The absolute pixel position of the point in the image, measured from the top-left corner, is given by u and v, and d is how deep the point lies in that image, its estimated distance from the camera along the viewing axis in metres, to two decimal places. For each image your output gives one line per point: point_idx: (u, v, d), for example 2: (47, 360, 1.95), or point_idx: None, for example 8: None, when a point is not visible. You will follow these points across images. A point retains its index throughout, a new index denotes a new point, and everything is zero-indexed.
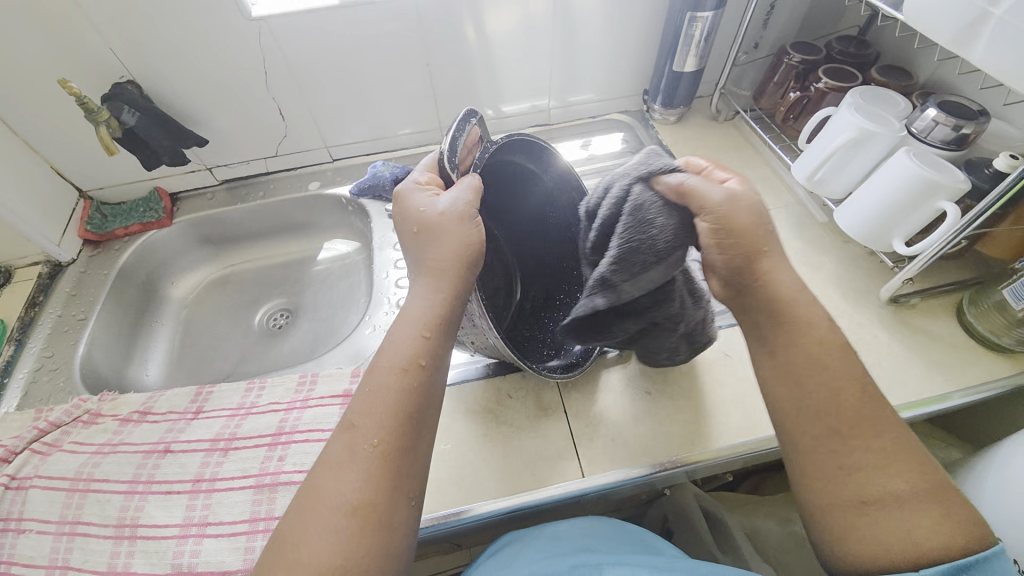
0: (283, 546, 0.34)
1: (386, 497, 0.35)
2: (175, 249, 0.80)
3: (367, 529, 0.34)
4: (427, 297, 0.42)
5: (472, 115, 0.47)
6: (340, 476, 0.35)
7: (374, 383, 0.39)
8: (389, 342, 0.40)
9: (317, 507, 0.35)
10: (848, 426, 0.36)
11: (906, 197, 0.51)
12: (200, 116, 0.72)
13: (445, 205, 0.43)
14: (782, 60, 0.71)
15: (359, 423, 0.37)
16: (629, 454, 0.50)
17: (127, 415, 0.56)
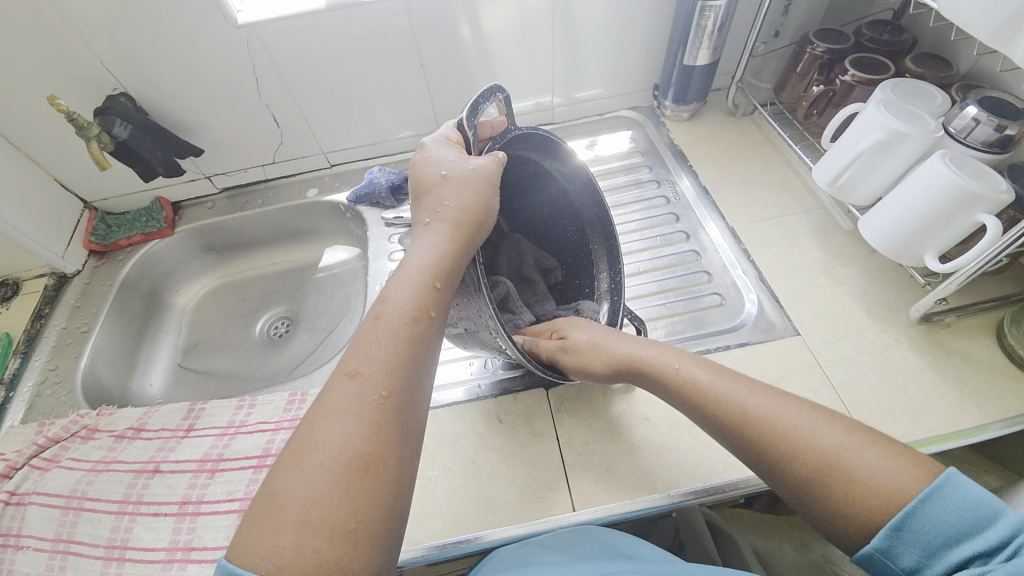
0: (276, 506, 0.29)
1: (393, 452, 0.32)
2: (178, 258, 0.80)
3: (375, 484, 0.31)
4: (436, 249, 0.40)
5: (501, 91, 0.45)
6: (342, 427, 0.32)
7: (379, 332, 0.36)
8: (395, 291, 0.38)
9: (316, 461, 0.30)
10: (749, 428, 0.36)
11: (940, 208, 0.45)
12: (194, 125, 0.71)
13: (475, 164, 0.43)
14: (804, 50, 0.64)
15: (364, 372, 0.34)
16: (624, 487, 0.47)
17: (122, 432, 0.56)
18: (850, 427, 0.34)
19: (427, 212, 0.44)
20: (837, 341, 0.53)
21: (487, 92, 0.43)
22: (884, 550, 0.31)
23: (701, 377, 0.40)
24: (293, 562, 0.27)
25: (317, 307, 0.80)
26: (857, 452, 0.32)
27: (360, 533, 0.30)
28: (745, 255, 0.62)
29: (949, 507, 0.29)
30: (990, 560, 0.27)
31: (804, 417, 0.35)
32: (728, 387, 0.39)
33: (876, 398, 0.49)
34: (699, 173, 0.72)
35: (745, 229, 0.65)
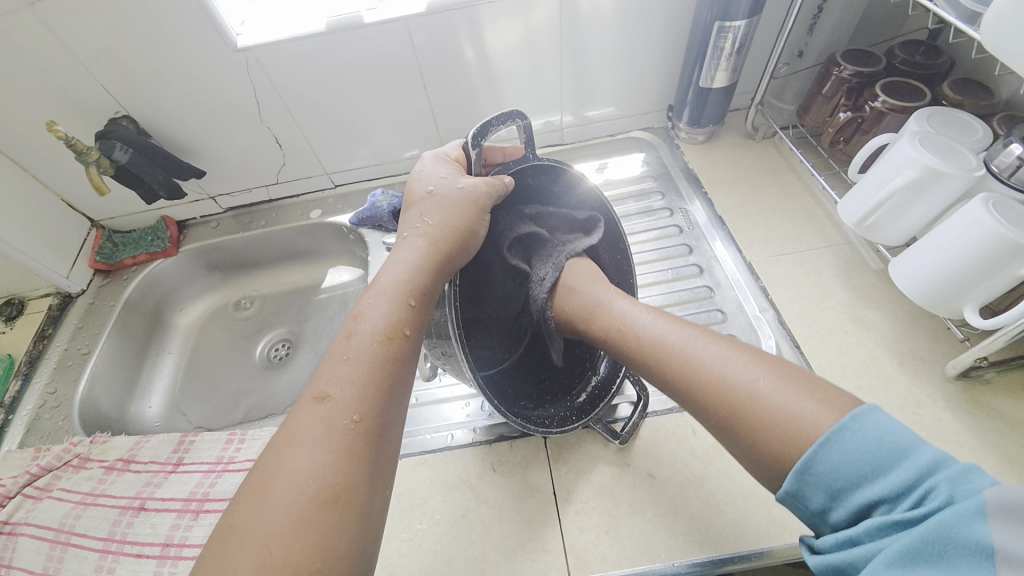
0: (232, 546, 0.25)
1: (365, 479, 0.29)
2: (182, 278, 0.80)
3: (345, 515, 0.28)
4: (413, 263, 0.38)
5: (518, 117, 0.40)
6: (306, 453, 0.29)
7: (350, 352, 0.33)
8: (365, 312, 0.35)
9: (278, 493, 0.27)
10: (669, 371, 0.37)
11: (980, 261, 0.41)
12: (197, 147, 0.70)
13: (465, 184, 0.42)
14: (830, 72, 0.60)
15: (333, 393, 0.31)
16: (623, 551, 0.43)
17: (112, 462, 0.55)
18: (783, 365, 0.32)
19: (407, 226, 0.41)
20: (862, 394, 0.49)
21: (504, 116, 0.39)
22: (804, 500, 0.28)
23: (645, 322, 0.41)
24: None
25: (318, 329, 0.79)
26: (778, 387, 0.30)
27: (328, 571, 0.26)
28: (762, 293, 0.58)
29: (848, 447, 0.26)
30: (896, 507, 0.25)
31: (737, 358, 0.34)
32: (667, 331, 0.39)
33: None
34: (715, 201, 0.68)
35: (763, 264, 0.61)
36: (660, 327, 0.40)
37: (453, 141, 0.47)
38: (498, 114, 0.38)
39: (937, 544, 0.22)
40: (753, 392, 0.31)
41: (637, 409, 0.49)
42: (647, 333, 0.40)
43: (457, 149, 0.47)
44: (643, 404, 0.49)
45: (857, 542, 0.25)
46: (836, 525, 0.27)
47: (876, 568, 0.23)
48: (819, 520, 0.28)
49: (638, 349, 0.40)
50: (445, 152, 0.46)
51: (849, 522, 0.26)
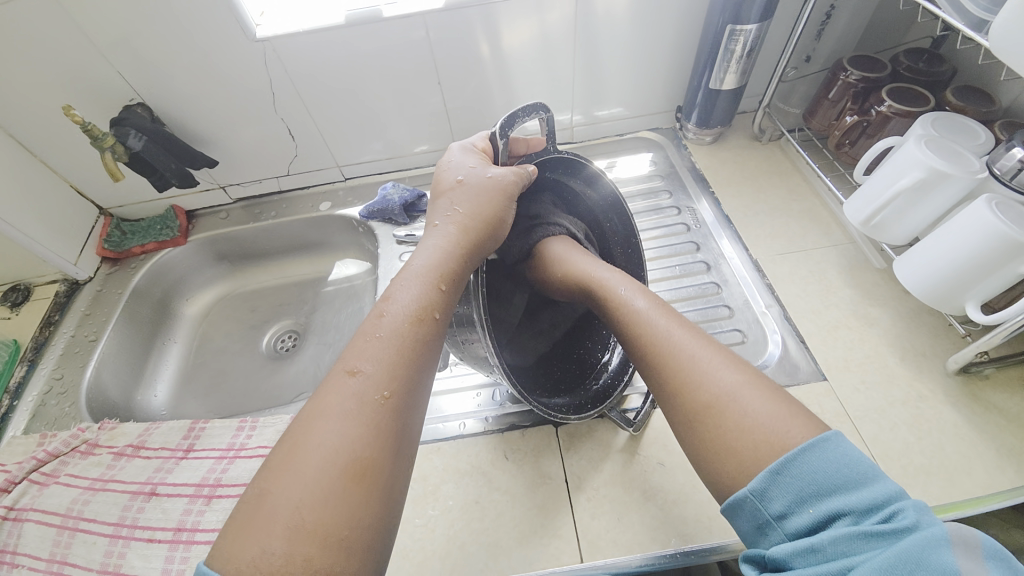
0: (266, 508, 0.26)
1: (390, 454, 0.30)
2: (190, 267, 0.80)
3: (371, 489, 0.28)
4: (444, 249, 0.38)
5: (539, 109, 0.39)
6: (337, 426, 0.29)
7: (380, 331, 0.34)
8: (396, 292, 0.36)
9: (308, 460, 0.28)
10: (653, 361, 0.36)
11: (983, 260, 0.42)
12: (209, 136, 0.70)
13: (494, 173, 0.41)
14: (837, 76, 0.62)
15: (363, 369, 0.32)
16: (634, 537, 0.44)
17: (122, 448, 0.55)
18: (766, 384, 0.32)
19: (437, 214, 0.41)
20: (866, 389, 0.51)
21: (530, 107, 0.38)
22: (770, 509, 0.27)
23: (640, 304, 0.40)
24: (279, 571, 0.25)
25: (325, 321, 0.79)
26: (756, 399, 0.31)
27: (353, 540, 0.27)
28: (769, 290, 0.59)
29: (828, 458, 0.27)
30: (863, 520, 0.25)
31: (723, 356, 0.34)
32: (660, 320, 0.38)
33: (909, 454, 0.46)
34: (721, 201, 0.69)
35: (769, 262, 0.62)
36: (652, 312, 0.39)
37: (480, 132, 0.47)
38: (521, 107, 0.37)
39: (910, 555, 0.22)
40: (726, 398, 0.31)
41: (647, 400, 0.50)
42: (639, 314, 0.39)
43: (484, 140, 0.46)
44: (652, 395, 0.50)
45: (820, 548, 0.25)
46: (794, 531, 0.27)
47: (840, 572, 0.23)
48: (775, 527, 0.27)
49: (626, 327, 0.39)
50: (472, 143, 0.46)
51: (808, 529, 0.26)
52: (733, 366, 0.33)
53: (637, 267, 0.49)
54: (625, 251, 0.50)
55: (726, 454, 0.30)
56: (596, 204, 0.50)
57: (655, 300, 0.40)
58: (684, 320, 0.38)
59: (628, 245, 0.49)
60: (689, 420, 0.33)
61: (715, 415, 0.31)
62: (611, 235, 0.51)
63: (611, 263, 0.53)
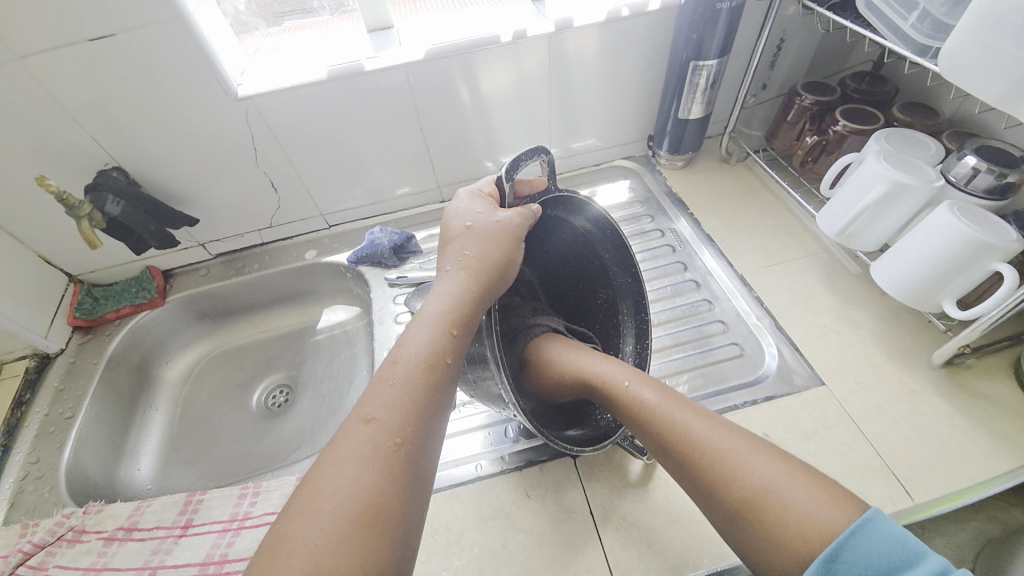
0: (281, 555, 0.26)
1: (402, 502, 0.30)
2: (170, 328, 0.77)
3: (384, 537, 0.28)
4: (456, 293, 0.39)
5: (540, 152, 0.41)
6: (350, 471, 0.29)
7: (395, 376, 0.34)
8: (409, 339, 0.36)
9: (321, 507, 0.28)
10: (681, 457, 0.36)
11: (953, 260, 0.46)
12: (188, 194, 0.69)
13: (502, 217, 0.41)
14: (793, 101, 0.67)
15: (377, 414, 0.32)
16: (667, 564, 0.44)
17: (111, 533, 0.51)
18: (798, 468, 0.32)
19: (447, 259, 0.42)
20: (862, 390, 0.53)
21: (531, 150, 0.40)
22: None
23: (648, 393, 0.41)
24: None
25: (318, 373, 0.77)
26: (794, 485, 0.31)
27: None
28: (757, 302, 0.62)
29: (880, 540, 0.26)
30: None
31: (746, 441, 0.35)
32: (679, 411, 0.39)
33: (912, 448, 0.48)
34: (701, 220, 0.73)
35: (754, 276, 0.65)
36: (662, 402, 0.40)
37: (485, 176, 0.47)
38: (525, 151, 0.39)
39: None
40: (766, 491, 0.32)
41: None
42: (656, 407, 0.39)
43: (490, 184, 0.46)
44: None
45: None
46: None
47: None
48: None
49: (641, 419, 0.40)
50: (479, 189, 0.46)
51: None
52: (763, 451, 0.34)
53: (640, 293, 0.50)
54: (624, 278, 0.51)
55: (782, 541, 0.30)
56: (588, 233, 0.51)
57: (661, 389, 0.41)
58: (702, 407, 0.39)
59: (629, 274, 0.50)
60: (734, 519, 0.33)
61: (764, 507, 0.31)
62: (610, 264, 0.51)
63: (611, 290, 0.53)
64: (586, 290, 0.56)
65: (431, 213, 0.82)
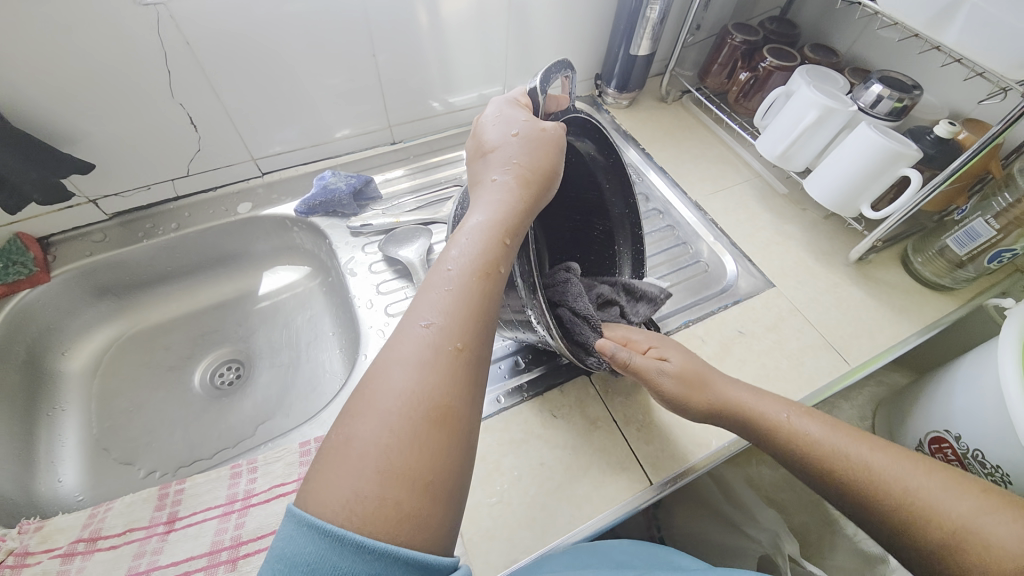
0: (349, 453, 0.26)
1: (468, 404, 0.28)
2: (64, 308, 0.62)
3: (451, 438, 0.27)
4: (509, 201, 0.36)
5: (563, 67, 0.41)
6: (412, 373, 0.28)
7: (448, 282, 0.32)
8: (458, 246, 0.33)
9: (385, 407, 0.27)
10: (858, 493, 0.37)
11: (871, 166, 0.56)
12: (74, 135, 0.54)
13: (547, 126, 0.39)
14: (725, 41, 0.74)
15: (431, 319, 0.30)
16: (685, 448, 0.49)
17: (69, 547, 0.42)
18: (986, 492, 0.34)
19: (492, 168, 0.38)
20: (802, 286, 0.63)
21: (559, 65, 0.41)
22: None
23: (814, 428, 0.40)
24: (373, 513, 0.24)
25: (271, 342, 0.69)
26: (994, 518, 0.32)
27: (438, 487, 0.26)
28: (712, 223, 0.69)
29: None
30: None
31: (928, 475, 0.35)
32: (847, 446, 0.38)
33: (843, 326, 0.60)
34: (651, 153, 0.78)
35: (705, 201, 0.72)
36: (827, 435, 0.39)
37: (519, 86, 0.44)
38: (548, 66, 0.39)
39: None
40: (958, 523, 0.33)
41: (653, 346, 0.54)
42: (819, 443, 0.39)
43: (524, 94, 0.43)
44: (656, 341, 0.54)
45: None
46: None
47: None
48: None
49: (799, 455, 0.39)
50: (514, 96, 0.43)
51: None
52: (941, 481, 0.35)
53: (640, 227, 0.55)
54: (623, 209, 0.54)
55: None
56: (592, 163, 0.52)
57: (823, 421, 0.40)
58: (874, 438, 0.39)
59: (628, 206, 0.54)
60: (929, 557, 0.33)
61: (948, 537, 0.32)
62: (609, 194, 0.54)
63: (608, 221, 0.56)
64: (581, 225, 0.57)
65: (380, 156, 0.76)
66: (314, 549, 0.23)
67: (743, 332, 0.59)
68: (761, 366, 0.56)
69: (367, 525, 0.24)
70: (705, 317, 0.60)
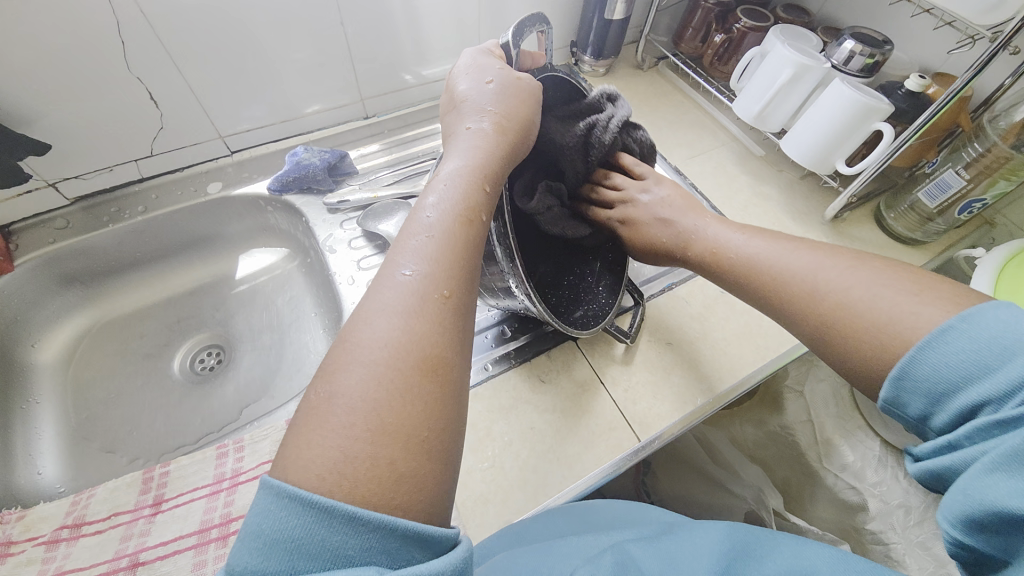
0: (332, 411, 0.24)
1: (457, 354, 0.27)
2: (29, 299, 0.59)
3: (442, 389, 0.26)
4: (485, 148, 0.35)
5: (539, 21, 0.40)
6: (396, 322, 0.27)
7: (427, 229, 0.31)
8: (436, 193, 0.33)
9: (368, 361, 0.25)
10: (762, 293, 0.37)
11: (848, 121, 0.56)
12: (23, 114, 0.51)
13: (522, 76, 0.39)
14: (699, 3, 0.73)
15: (414, 267, 0.29)
16: (671, 406, 0.50)
17: (53, 535, 0.41)
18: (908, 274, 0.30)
19: (466, 118, 0.38)
20: None
21: (536, 18, 0.40)
22: (884, 398, 0.28)
23: (743, 245, 0.40)
24: (365, 474, 0.22)
25: (252, 325, 0.68)
26: (888, 292, 0.29)
27: (433, 443, 0.25)
28: (692, 187, 0.70)
29: (953, 349, 0.25)
30: (1005, 404, 0.23)
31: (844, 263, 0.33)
32: (776, 251, 0.37)
33: None
34: (629, 120, 0.77)
35: (684, 166, 0.72)
36: (760, 250, 0.38)
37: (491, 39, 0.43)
38: (520, 20, 0.38)
39: None
40: (846, 298, 0.31)
41: (637, 312, 0.54)
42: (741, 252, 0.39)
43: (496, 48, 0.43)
44: (640, 306, 0.55)
45: (960, 446, 0.24)
46: (942, 431, 0.25)
47: (981, 474, 0.22)
48: (925, 429, 0.26)
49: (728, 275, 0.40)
50: (487, 48, 0.42)
51: (956, 423, 0.25)
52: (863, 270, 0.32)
53: None
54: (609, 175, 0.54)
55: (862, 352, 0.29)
56: None
57: (766, 237, 0.39)
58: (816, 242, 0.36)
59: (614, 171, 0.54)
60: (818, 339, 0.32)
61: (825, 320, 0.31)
62: None
63: None
64: None
65: (353, 131, 0.74)
66: (299, 522, 0.21)
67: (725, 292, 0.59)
68: (743, 324, 0.57)
69: (356, 489, 0.22)
70: (688, 279, 0.60)
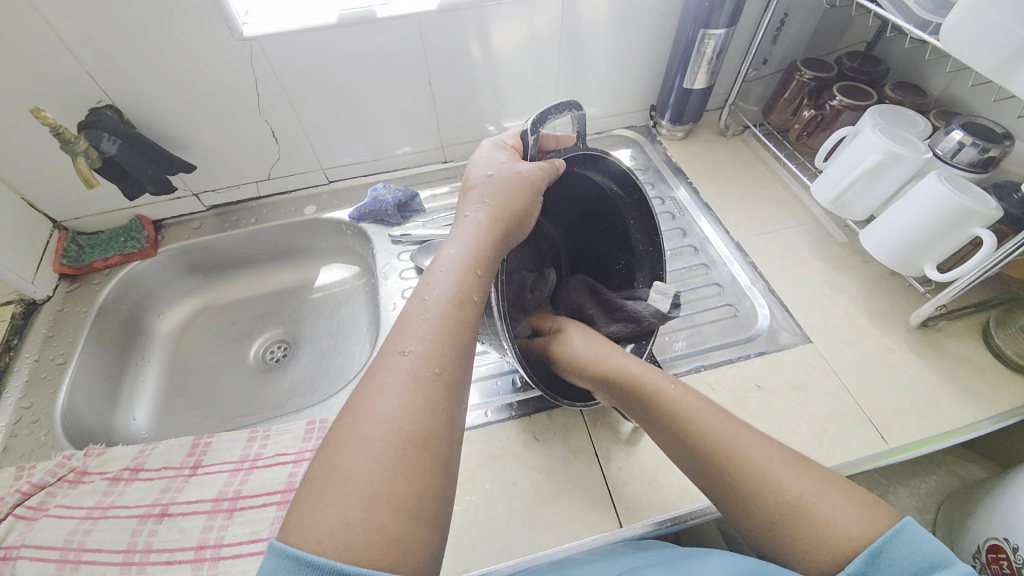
0: (333, 479, 0.27)
1: (447, 428, 0.30)
2: (161, 280, 0.75)
3: (431, 460, 0.29)
4: (478, 237, 0.38)
5: (563, 108, 0.41)
6: (394, 399, 0.30)
7: (426, 313, 0.34)
8: (432, 278, 0.36)
9: (369, 432, 0.28)
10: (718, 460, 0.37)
11: (942, 224, 0.49)
12: (182, 138, 0.66)
13: (523, 169, 0.42)
14: (793, 76, 0.70)
15: (412, 347, 0.32)
16: (666, 498, 0.47)
17: (117, 473, 0.51)
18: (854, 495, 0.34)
19: (468, 206, 0.41)
20: (845, 347, 0.57)
21: (562, 105, 0.41)
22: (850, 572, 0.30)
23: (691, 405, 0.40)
24: (359, 538, 0.25)
25: (317, 328, 0.77)
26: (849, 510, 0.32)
27: (420, 509, 0.27)
28: (751, 267, 0.65)
29: (917, 544, 0.30)
30: None
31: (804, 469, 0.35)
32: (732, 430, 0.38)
33: (886, 397, 0.52)
34: (699, 189, 0.75)
35: (748, 242, 0.68)
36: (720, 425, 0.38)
37: (510, 130, 0.47)
38: (540, 111, 0.40)
39: None
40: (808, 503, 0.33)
41: None
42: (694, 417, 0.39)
43: (513, 137, 0.47)
44: None
45: None
46: None
47: None
48: None
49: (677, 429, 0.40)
50: (503, 140, 0.47)
51: None
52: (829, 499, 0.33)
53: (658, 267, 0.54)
54: (645, 247, 0.53)
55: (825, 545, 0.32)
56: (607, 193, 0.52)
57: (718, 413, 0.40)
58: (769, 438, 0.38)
59: (652, 243, 0.53)
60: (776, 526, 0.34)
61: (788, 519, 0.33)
62: (633, 230, 0.54)
63: (631, 256, 0.56)
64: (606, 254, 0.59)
65: (432, 173, 0.83)
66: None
67: (761, 387, 0.54)
68: (775, 426, 0.51)
69: (350, 552, 0.25)
70: (721, 364, 0.56)
